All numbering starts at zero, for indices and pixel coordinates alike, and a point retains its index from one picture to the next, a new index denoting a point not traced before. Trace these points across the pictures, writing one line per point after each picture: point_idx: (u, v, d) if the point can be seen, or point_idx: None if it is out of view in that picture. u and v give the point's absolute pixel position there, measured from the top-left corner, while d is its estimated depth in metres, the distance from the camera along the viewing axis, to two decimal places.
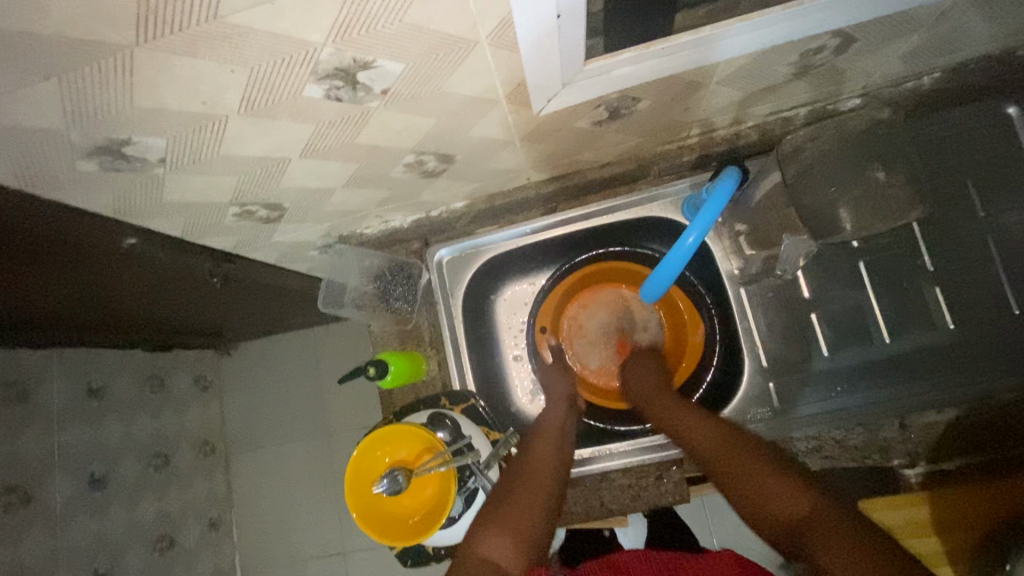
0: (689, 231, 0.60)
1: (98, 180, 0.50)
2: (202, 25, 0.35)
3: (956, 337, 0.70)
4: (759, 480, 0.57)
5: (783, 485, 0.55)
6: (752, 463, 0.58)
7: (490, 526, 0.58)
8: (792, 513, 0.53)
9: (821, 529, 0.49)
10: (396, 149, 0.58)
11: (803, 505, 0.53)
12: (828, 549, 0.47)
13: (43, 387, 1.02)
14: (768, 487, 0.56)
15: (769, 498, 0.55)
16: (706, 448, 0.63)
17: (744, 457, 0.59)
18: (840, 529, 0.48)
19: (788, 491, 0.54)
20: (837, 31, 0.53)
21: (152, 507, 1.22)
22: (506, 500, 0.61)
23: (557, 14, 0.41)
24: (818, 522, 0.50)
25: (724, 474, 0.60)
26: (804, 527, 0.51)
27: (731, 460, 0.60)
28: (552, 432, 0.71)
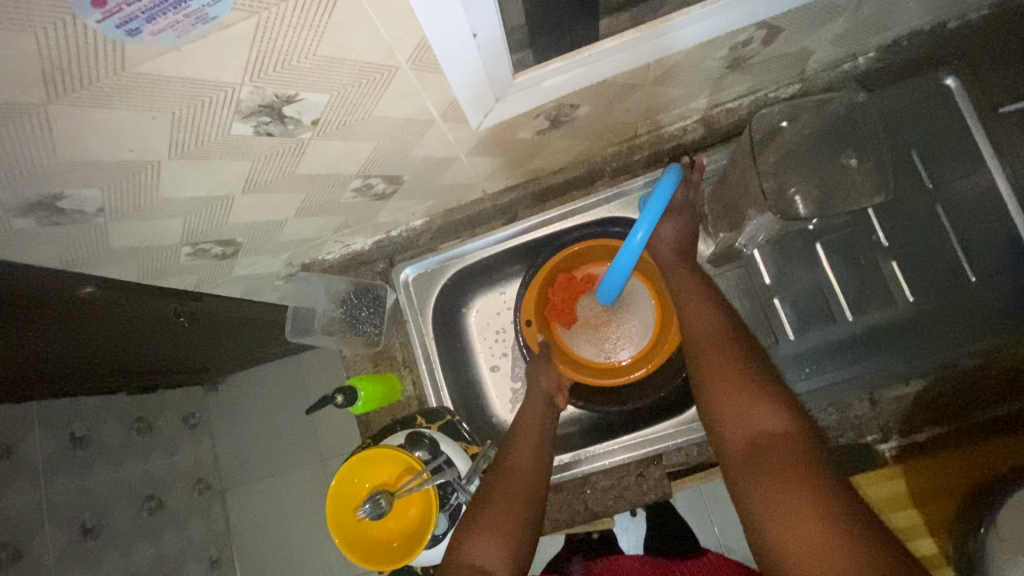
0: (636, 228, 0.60)
1: (41, 235, 0.50)
2: (111, 77, 0.35)
3: (916, 310, 0.69)
4: (748, 390, 0.56)
5: (767, 402, 0.55)
6: (748, 375, 0.57)
7: (476, 535, 0.58)
8: (764, 428, 0.53)
9: (783, 452, 0.50)
10: (340, 175, 0.58)
11: (780, 426, 0.53)
12: (779, 478, 0.49)
13: (25, 441, 1.00)
14: (754, 396, 0.56)
15: (748, 409, 0.55)
16: (708, 343, 0.62)
17: (742, 366, 0.58)
18: (803, 462, 0.49)
19: (769, 408, 0.54)
20: (762, 23, 0.54)
21: (149, 552, 1.21)
22: (489, 507, 0.60)
23: (472, 34, 0.42)
24: (786, 446, 0.51)
25: (712, 373, 0.60)
26: (768, 444, 0.52)
27: (730, 363, 0.59)
28: (533, 433, 0.70)
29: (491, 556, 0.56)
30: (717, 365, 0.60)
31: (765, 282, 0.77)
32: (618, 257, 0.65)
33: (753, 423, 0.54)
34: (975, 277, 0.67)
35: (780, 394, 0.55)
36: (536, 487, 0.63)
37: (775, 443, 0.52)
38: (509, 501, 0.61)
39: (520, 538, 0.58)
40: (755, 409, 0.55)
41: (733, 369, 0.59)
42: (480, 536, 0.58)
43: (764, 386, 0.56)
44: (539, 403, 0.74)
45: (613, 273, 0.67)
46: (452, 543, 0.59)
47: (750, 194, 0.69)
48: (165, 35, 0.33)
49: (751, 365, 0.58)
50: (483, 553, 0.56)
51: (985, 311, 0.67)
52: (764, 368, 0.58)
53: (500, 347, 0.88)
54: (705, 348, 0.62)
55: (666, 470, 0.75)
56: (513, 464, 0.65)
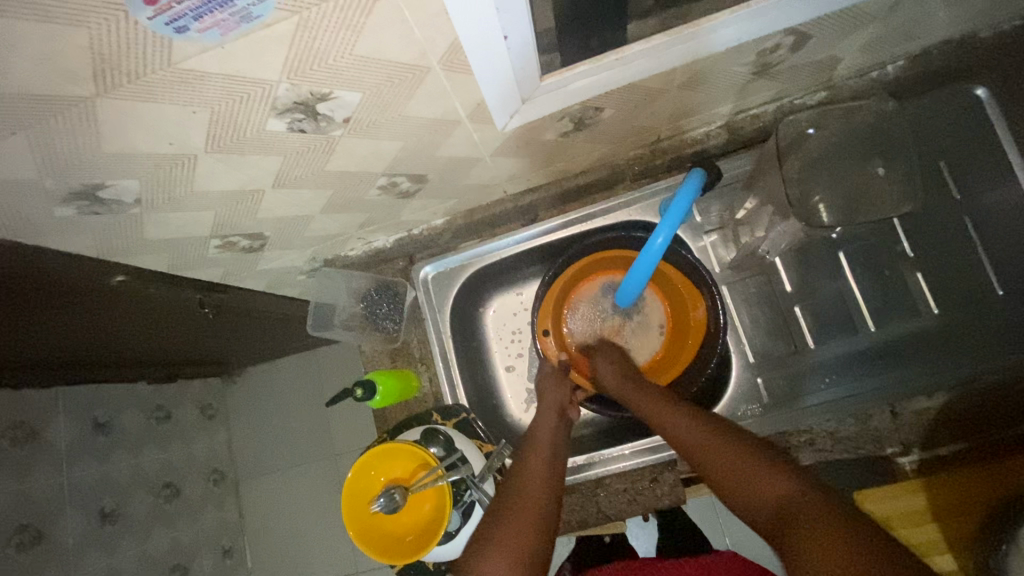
0: (656, 233, 0.60)
1: (79, 224, 0.51)
2: (156, 72, 0.36)
3: (941, 322, 0.69)
4: (740, 468, 0.51)
5: (763, 472, 0.50)
6: (740, 452, 0.53)
7: (485, 550, 0.56)
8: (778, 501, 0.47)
9: (805, 513, 0.44)
10: (367, 173, 0.59)
11: (788, 492, 0.47)
12: (809, 542, 0.41)
13: (50, 426, 1.03)
14: (756, 475, 0.50)
15: (752, 487, 0.49)
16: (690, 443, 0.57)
17: (728, 446, 0.54)
18: (831, 518, 0.42)
19: (771, 478, 0.49)
20: (790, 30, 0.53)
21: (164, 538, 1.23)
22: (501, 525, 0.58)
23: (503, 36, 0.43)
24: (802, 511, 0.44)
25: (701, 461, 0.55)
26: (785, 513, 0.45)
27: (718, 449, 0.54)
28: (544, 446, 0.69)
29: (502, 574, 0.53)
30: (708, 458, 0.55)
31: (786, 290, 0.76)
32: (636, 264, 0.65)
33: (769, 501, 0.48)
34: (1003, 291, 0.67)
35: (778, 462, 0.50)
36: (549, 500, 0.62)
37: (794, 508, 0.45)
38: (521, 510, 0.59)
39: (533, 551, 0.56)
40: (760, 486, 0.49)
41: (719, 456, 0.54)
42: (496, 550, 0.55)
43: (757, 457, 0.51)
44: (551, 416, 0.74)
45: (636, 273, 0.66)
46: (467, 558, 0.56)
47: (772, 200, 0.69)
48: (211, 33, 0.34)
49: (735, 443, 0.54)
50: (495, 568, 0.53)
51: (1013, 324, 0.66)
52: (754, 442, 0.54)
53: (517, 347, 0.89)
54: (687, 446, 0.58)
55: (681, 476, 0.74)
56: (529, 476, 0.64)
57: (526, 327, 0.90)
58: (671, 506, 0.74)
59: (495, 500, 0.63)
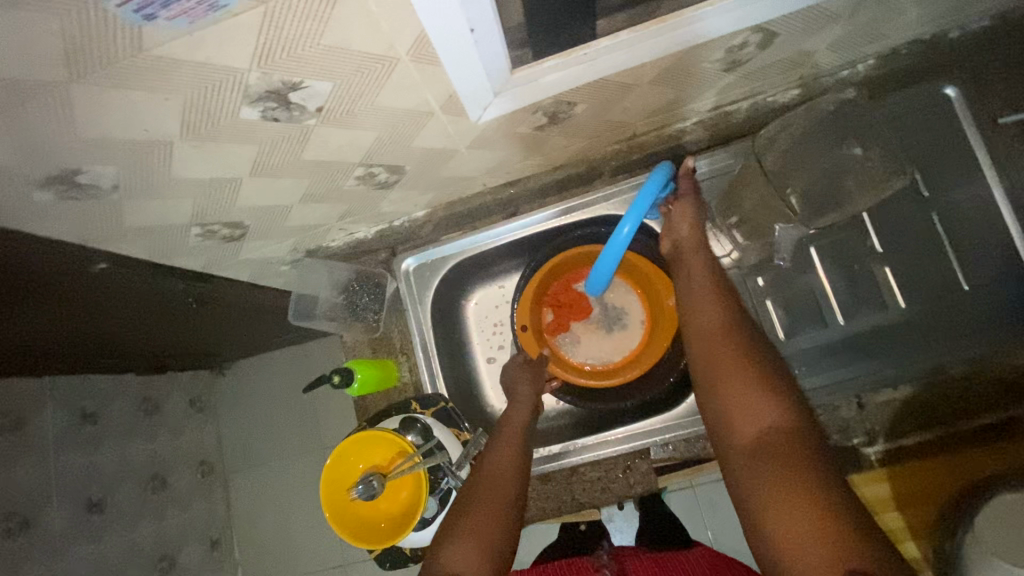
0: (621, 223, 0.61)
1: (58, 210, 0.52)
2: (128, 58, 0.37)
3: (911, 315, 0.70)
4: (749, 386, 0.52)
5: (767, 397, 0.51)
6: (755, 373, 0.53)
7: (454, 542, 0.57)
8: (766, 426, 0.49)
9: (784, 443, 0.47)
10: (344, 163, 0.60)
11: (782, 423, 0.49)
12: (780, 469, 0.45)
13: (37, 415, 1.04)
14: (762, 394, 0.51)
15: (751, 404, 0.51)
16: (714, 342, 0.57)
17: (736, 354, 0.55)
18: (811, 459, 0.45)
19: (774, 406, 0.50)
20: (756, 28, 0.55)
21: (151, 528, 1.24)
22: (468, 518, 0.59)
23: (469, 29, 0.44)
24: (785, 442, 0.47)
25: (714, 357, 0.56)
26: (764, 435, 0.49)
27: (736, 363, 0.54)
28: (513, 436, 0.70)
29: (468, 563, 0.55)
30: (717, 359, 0.56)
31: (757, 283, 0.78)
32: (603, 258, 0.67)
33: (750, 414, 0.51)
34: (968, 286, 0.67)
35: (786, 393, 0.51)
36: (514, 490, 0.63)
37: (777, 440, 0.48)
38: (486, 501, 0.61)
39: (499, 541, 0.57)
40: (753, 402, 0.51)
41: (737, 369, 0.54)
42: (461, 539, 0.57)
43: (770, 384, 0.52)
44: (523, 408, 0.75)
45: (601, 268, 0.68)
46: (435, 548, 0.58)
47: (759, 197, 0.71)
48: (179, 21, 0.35)
49: (756, 361, 0.54)
50: (460, 560, 0.55)
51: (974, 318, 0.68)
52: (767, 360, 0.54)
53: (498, 339, 0.91)
54: (706, 337, 0.59)
55: (654, 464, 0.76)
56: (492, 466, 0.65)
57: (508, 319, 0.91)
58: (644, 493, 0.76)
59: (462, 491, 0.64)
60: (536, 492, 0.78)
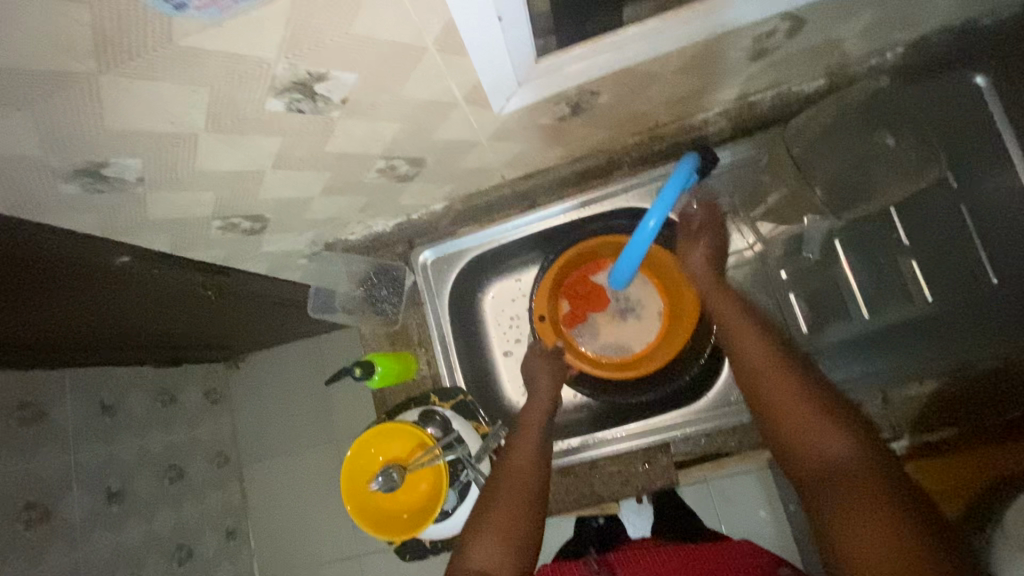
0: (647, 216, 0.61)
1: (84, 203, 0.53)
2: (157, 49, 0.37)
3: (936, 308, 0.69)
4: (817, 424, 0.56)
5: (838, 434, 0.55)
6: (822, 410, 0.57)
7: (479, 535, 0.59)
8: (839, 460, 0.53)
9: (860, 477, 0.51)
10: (366, 155, 0.60)
11: (856, 456, 0.53)
12: (863, 498, 0.49)
13: (57, 407, 1.05)
14: (834, 430, 0.55)
15: (824, 440, 0.55)
16: (776, 379, 0.61)
17: (795, 390, 0.60)
18: (891, 486, 0.49)
19: (846, 440, 0.54)
20: (785, 14, 0.54)
21: (169, 518, 1.26)
22: (491, 511, 0.61)
23: (498, 16, 0.43)
24: (863, 473, 0.51)
25: (774, 393, 0.61)
26: (838, 470, 0.53)
27: (800, 401, 0.58)
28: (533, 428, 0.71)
29: (489, 555, 0.57)
30: (779, 396, 0.60)
31: (781, 277, 0.78)
32: (620, 261, 0.68)
33: (821, 452, 0.55)
34: (997, 280, 0.65)
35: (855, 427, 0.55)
36: (531, 479, 0.64)
37: (849, 473, 0.52)
38: (506, 495, 0.62)
39: (523, 532, 0.59)
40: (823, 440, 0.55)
41: (804, 406, 0.58)
42: (480, 534, 0.59)
43: (835, 420, 0.56)
44: (543, 399, 0.75)
45: (620, 271, 0.70)
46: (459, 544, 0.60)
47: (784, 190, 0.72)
48: (209, 11, 0.35)
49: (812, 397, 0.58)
50: (479, 555, 0.57)
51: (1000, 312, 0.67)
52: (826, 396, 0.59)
53: (515, 333, 0.90)
54: (759, 371, 0.63)
55: (675, 459, 0.75)
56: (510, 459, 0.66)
57: (525, 313, 0.91)
58: (664, 488, 0.76)
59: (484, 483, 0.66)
60: (556, 486, 0.78)
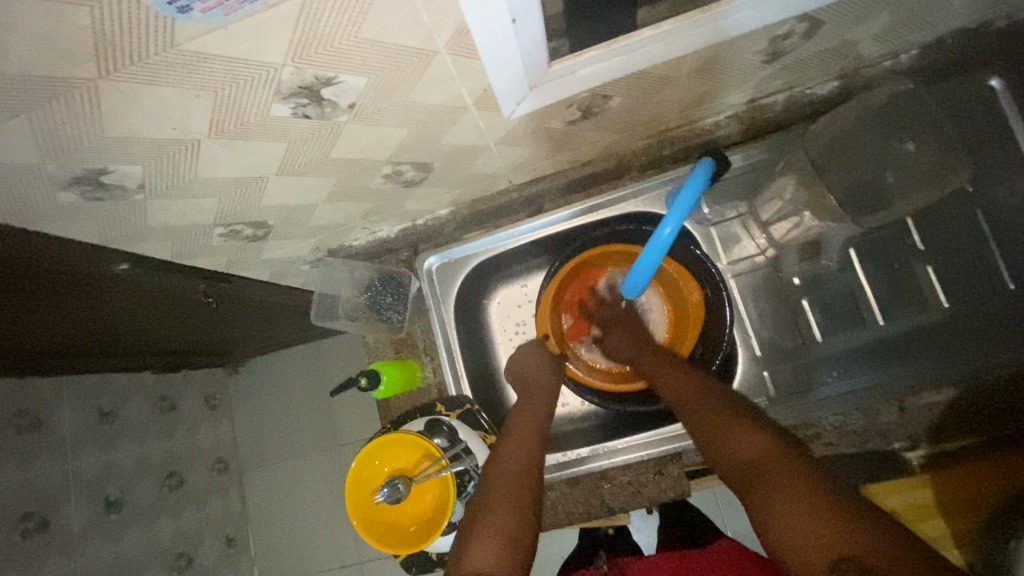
0: (664, 223, 0.60)
1: (82, 211, 0.51)
2: (159, 54, 0.36)
3: (951, 316, 0.68)
4: (725, 427, 0.60)
5: (750, 434, 0.58)
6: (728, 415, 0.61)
7: (478, 538, 0.56)
8: (752, 458, 0.56)
9: (775, 468, 0.53)
10: (372, 161, 0.59)
11: (767, 450, 0.56)
12: (768, 489, 0.52)
13: (55, 415, 1.03)
14: (738, 430, 0.59)
15: (730, 441, 0.59)
16: (687, 405, 0.65)
17: (715, 408, 0.63)
18: (794, 469, 0.52)
19: (752, 436, 0.58)
20: (803, 16, 0.52)
21: (168, 526, 1.24)
22: (488, 513, 0.59)
23: (512, 19, 0.42)
24: (768, 465, 0.54)
25: (693, 415, 0.64)
26: (760, 466, 0.55)
27: (708, 412, 0.63)
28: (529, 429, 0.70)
29: (494, 556, 0.54)
30: (698, 416, 0.63)
31: (794, 283, 0.75)
32: (636, 269, 0.67)
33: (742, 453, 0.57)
34: (1013, 284, 0.66)
35: (763, 425, 0.59)
36: (528, 481, 0.63)
37: (766, 466, 0.54)
38: (506, 497, 0.61)
39: (521, 531, 0.57)
40: (739, 443, 0.58)
41: (713, 417, 0.62)
42: (484, 535, 0.56)
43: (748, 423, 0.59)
44: (542, 401, 0.75)
45: (634, 278, 0.68)
46: (459, 545, 0.57)
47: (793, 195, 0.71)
48: (215, 13, 0.33)
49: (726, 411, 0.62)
50: (479, 553, 0.54)
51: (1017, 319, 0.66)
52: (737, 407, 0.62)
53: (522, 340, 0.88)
54: (681, 403, 0.66)
55: (686, 469, 0.74)
56: (502, 462, 0.65)
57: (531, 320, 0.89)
58: (676, 499, 0.74)
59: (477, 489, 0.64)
60: (564, 496, 0.76)
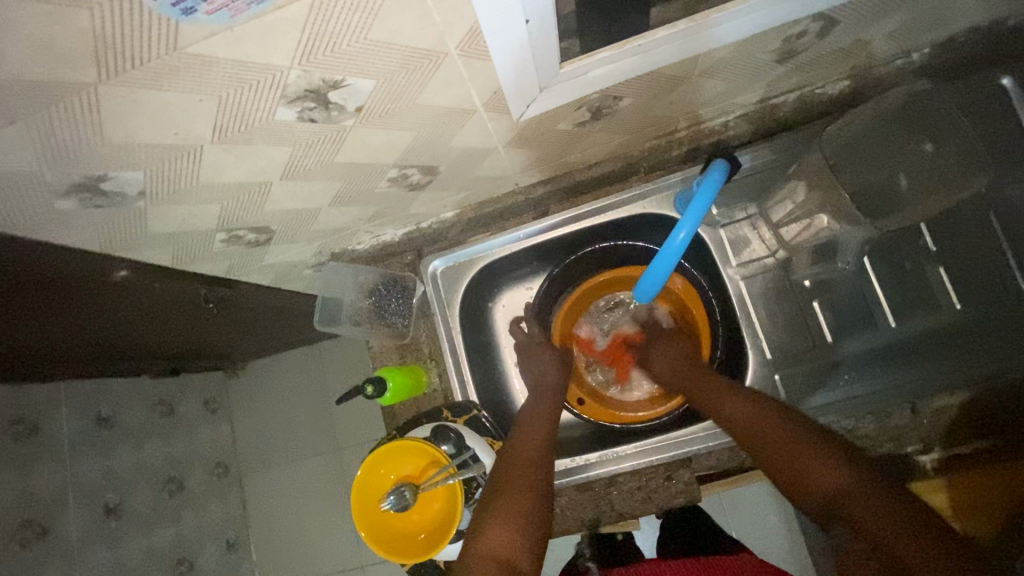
0: (678, 227, 0.59)
1: (81, 218, 0.50)
2: (161, 57, 0.34)
3: (962, 318, 0.67)
4: (800, 458, 0.57)
5: (831, 464, 0.56)
6: (801, 445, 0.58)
7: (488, 522, 0.57)
8: (841, 493, 0.54)
9: (871, 507, 0.51)
10: (378, 164, 0.57)
11: (854, 484, 0.53)
12: (869, 528, 0.50)
13: (52, 421, 1.02)
14: (819, 463, 0.56)
15: (808, 473, 0.56)
16: (750, 429, 0.63)
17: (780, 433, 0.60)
18: (891, 506, 0.50)
19: (830, 465, 0.56)
20: (819, 14, 0.51)
21: (168, 532, 1.22)
22: (497, 499, 0.60)
23: (525, 19, 0.40)
24: (858, 500, 0.52)
25: (760, 442, 0.61)
26: (852, 504, 0.52)
27: (772, 438, 0.60)
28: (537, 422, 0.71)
29: (505, 541, 0.55)
30: (765, 443, 0.61)
31: (803, 284, 0.75)
32: (644, 279, 0.68)
33: (827, 488, 0.55)
34: None
35: (840, 451, 0.57)
36: (539, 468, 0.63)
37: (861, 503, 0.52)
38: (516, 484, 0.61)
39: (532, 514, 0.58)
40: (820, 476, 0.55)
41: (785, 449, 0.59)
42: (495, 519, 0.57)
43: (823, 450, 0.57)
44: (548, 399, 0.76)
45: (644, 287, 0.68)
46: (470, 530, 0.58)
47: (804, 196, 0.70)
48: (220, 15, 0.32)
49: (795, 435, 0.59)
50: (494, 538, 0.56)
51: None
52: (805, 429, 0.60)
53: None
54: (742, 429, 0.64)
55: (696, 474, 0.73)
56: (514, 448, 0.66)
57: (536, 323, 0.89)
58: (686, 504, 0.73)
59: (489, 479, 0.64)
60: (572, 503, 0.75)
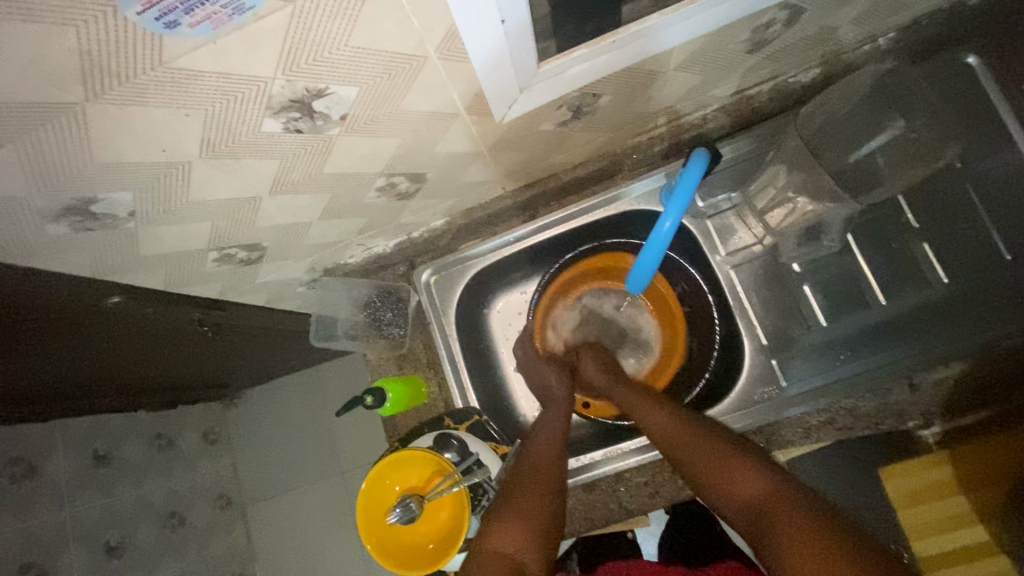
0: (664, 217, 0.60)
1: (72, 243, 0.50)
2: (147, 73, 0.35)
3: (952, 291, 0.67)
4: (722, 468, 0.59)
5: (744, 471, 0.58)
6: (709, 452, 0.61)
7: (499, 524, 0.58)
8: (754, 499, 0.55)
9: (778, 508, 0.52)
10: (366, 174, 0.58)
11: (765, 488, 0.55)
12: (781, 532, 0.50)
13: (48, 461, 0.99)
14: (735, 472, 0.58)
15: (730, 482, 0.58)
16: (672, 439, 0.65)
17: (704, 441, 0.62)
18: (793, 508, 0.51)
19: (747, 473, 0.57)
20: (784, 3, 0.53)
21: (172, 570, 1.17)
22: (514, 503, 0.60)
23: (501, 19, 0.41)
24: (772, 503, 0.53)
25: (686, 454, 0.63)
26: (761, 509, 0.54)
27: (698, 449, 0.62)
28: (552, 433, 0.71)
29: (514, 540, 0.56)
30: (687, 452, 0.63)
31: (793, 270, 0.76)
32: (634, 271, 0.68)
33: (745, 495, 0.56)
34: (1011, 255, 0.63)
35: (748, 458, 0.59)
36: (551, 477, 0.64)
37: (770, 505, 0.53)
38: (527, 488, 0.62)
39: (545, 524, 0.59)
40: (738, 483, 0.57)
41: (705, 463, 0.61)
42: (505, 520, 0.58)
43: (740, 456, 0.59)
44: (562, 406, 0.76)
45: (634, 279, 0.69)
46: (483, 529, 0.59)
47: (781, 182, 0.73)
48: (202, 28, 0.33)
49: (716, 443, 0.61)
50: (504, 538, 0.57)
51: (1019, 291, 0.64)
52: (727, 439, 0.62)
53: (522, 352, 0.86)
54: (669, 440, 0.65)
55: None
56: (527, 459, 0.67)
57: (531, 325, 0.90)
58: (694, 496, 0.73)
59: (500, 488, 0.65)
60: (580, 503, 0.75)
